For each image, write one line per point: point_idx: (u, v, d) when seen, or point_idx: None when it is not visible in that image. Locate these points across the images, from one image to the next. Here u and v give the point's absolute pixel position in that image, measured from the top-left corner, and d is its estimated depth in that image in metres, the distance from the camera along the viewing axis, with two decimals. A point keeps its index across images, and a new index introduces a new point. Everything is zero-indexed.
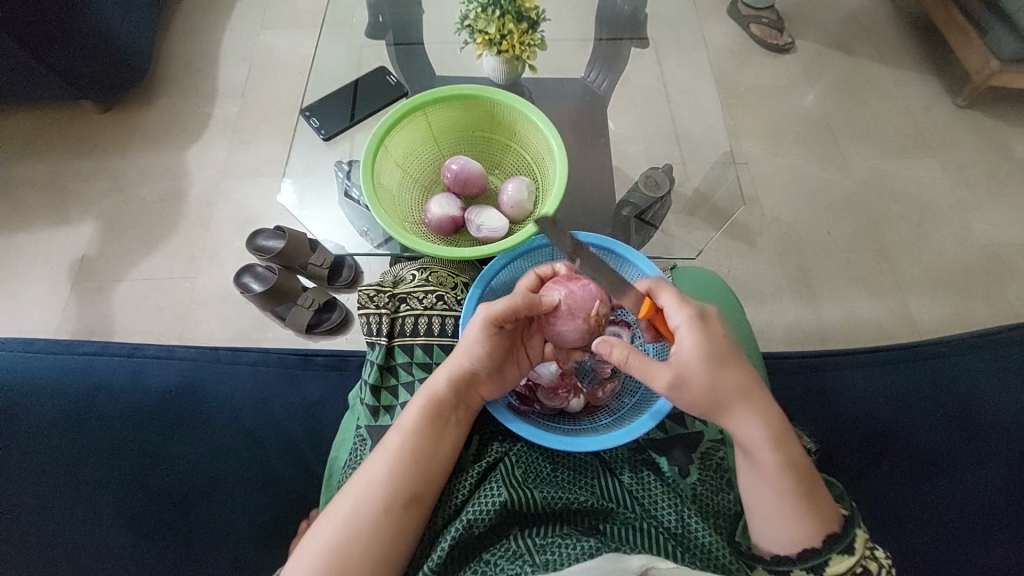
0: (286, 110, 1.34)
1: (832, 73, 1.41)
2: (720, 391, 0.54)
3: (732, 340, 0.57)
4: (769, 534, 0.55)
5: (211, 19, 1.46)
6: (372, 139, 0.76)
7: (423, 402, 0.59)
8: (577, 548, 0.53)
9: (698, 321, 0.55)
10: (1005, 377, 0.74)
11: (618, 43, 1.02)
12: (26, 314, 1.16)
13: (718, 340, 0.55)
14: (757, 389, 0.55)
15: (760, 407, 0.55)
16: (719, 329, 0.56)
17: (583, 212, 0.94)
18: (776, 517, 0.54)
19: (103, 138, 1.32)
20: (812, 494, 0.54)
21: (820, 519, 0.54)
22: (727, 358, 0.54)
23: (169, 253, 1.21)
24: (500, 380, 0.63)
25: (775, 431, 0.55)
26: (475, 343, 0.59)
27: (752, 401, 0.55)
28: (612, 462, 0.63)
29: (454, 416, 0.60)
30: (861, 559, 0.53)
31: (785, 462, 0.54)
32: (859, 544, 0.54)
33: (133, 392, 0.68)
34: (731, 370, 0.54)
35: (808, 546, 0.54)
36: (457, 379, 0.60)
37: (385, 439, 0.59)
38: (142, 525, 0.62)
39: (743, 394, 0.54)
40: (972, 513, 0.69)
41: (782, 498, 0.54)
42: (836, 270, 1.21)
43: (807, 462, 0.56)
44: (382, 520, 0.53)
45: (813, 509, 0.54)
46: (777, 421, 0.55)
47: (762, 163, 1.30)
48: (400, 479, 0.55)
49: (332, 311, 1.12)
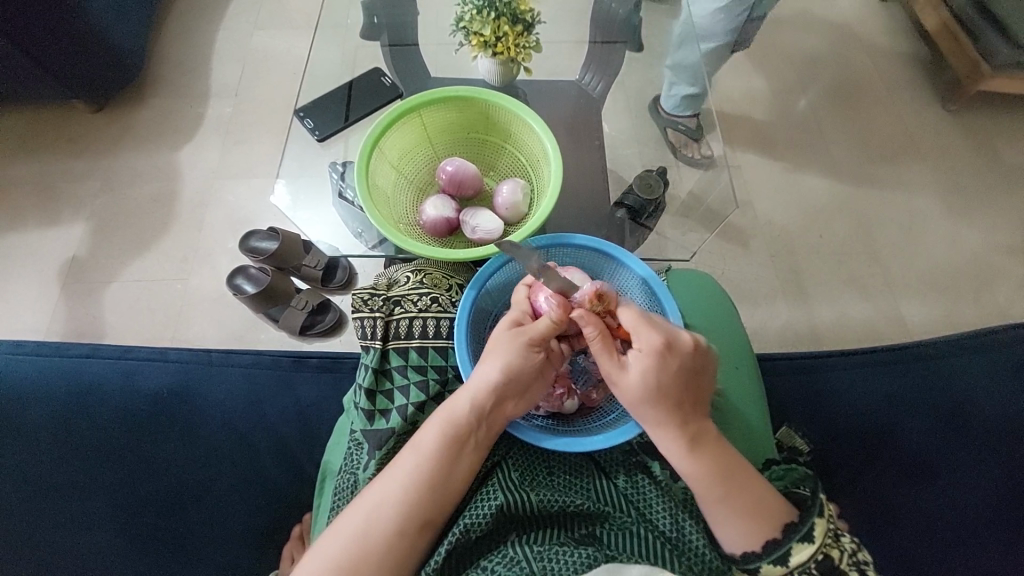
0: (280, 109, 1.34)
1: (824, 76, 1.42)
2: (633, 403, 0.56)
3: (688, 372, 0.57)
4: (734, 533, 0.55)
5: (204, 18, 1.45)
6: (368, 139, 0.76)
7: (440, 424, 0.58)
8: (575, 555, 0.53)
9: (658, 349, 0.56)
10: (997, 378, 0.75)
11: (612, 47, 1.03)
12: (15, 315, 1.15)
13: (665, 373, 0.56)
14: (694, 412, 0.57)
15: (694, 428, 0.56)
16: (674, 364, 0.56)
17: (577, 213, 0.95)
18: (734, 517, 0.55)
19: (94, 137, 1.31)
20: (756, 491, 0.55)
21: (769, 514, 0.55)
22: (668, 388, 0.55)
23: (162, 254, 1.20)
24: (525, 398, 0.60)
25: (706, 450, 0.56)
26: (507, 356, 0.59)
27: (678, 422, 0.56)
28: (607, 465, 0.63)
29: (473, 439, 0.58)
30: (822, 548, 0.53)
31: (702, 470, 0.55)
32: (819, 532, 0.54)
33: (125, 394, 0.67)
34: (665, 398, 0.55)
35: (770, 538, 0.54)
36: (482, 404, 0.58)
37: (399, 459, 0.58)
38: (134, 527, 0.62)
39: (670, 414, 0.56)
40: (965, 512, 0.70)
41: (727, 494, 0.55)
42: (828, 272, 1.22)
43: (741, 461, 0.57)
44: (387, 538, 0.53)
45: (762, 503, 0.55)
46: (698, 436, 0.56)
47: (755, 166, 1.31)
48: (418, 503, 0.55)
49: (326, 313, 1.11)
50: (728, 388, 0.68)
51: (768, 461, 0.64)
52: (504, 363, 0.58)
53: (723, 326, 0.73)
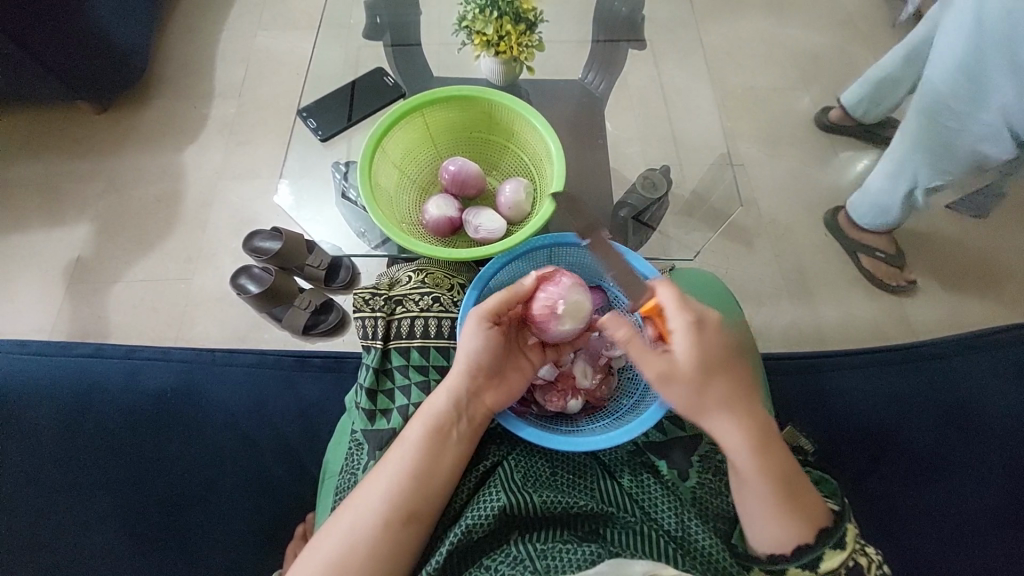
0: (284, 110, 1.34)
1: (829, 74, 1.41)
2: (692, 385, 0.53)
3: (730, 350, 0.55)
4: (772, 535, 0.54)
5: (208, 18, 1.45)
6: (370, 138, 0.76)
7: (425, 418, 0.59)
8: (578, 553, 0.53)
9: (692, 326, 0.54)
10: (1002, 376, 0.75)
11: (617, 45, 1.03)
12: (21, 316, 1.16)
13: (711, 348, 0.54)
14: (745, 401, 0.55)
15: (745, 415, 0.55)
16: (716, 338, 0.54)
17: (581, 213, 0.94)
18: (777, 519, 0.54)
19: (99, 138, 1.32)
20: (801, 494, 0.55)
21: (809, 517, 0.54)
22: (717, 365, 0.54)
23: (165, 254, 1.21)
24: (506, 386, 0.62)
25: (755, 435, 0.54)
26: (475, 347, 0.58)
27: (732, 403, 0.54)
28: (612, 465, 0.62)
29: (456, 431, 0.59)
30: (851, 554, 0.54)
31: (766, 470, 0.54)
32: (849, 538, 0.55)
33: (129, 393, 0.67)
34: (712, 373, 0.54)
35: (802, 543, 0.54)
36: (459, 393, 0.59)
37: (389, 455, 0.58)
38: (139, 526, 0.62)
39: (722, 393, 0.54)
40: (973, 513, 0.69)
41: (779, 499, 0.54)
42: (833, 271, 1.21)
43: (795, 466, 0.56)
44: (379, 535, 0.53)
45: (807, 509, 0.54)
46: (759, 437, 0.54)
47: (759, 165, 1.30)
48: (402, 497, 0.55)
49: (329, 313, 1.11)
50: None
51: None
52: (468, 349, 0.59)
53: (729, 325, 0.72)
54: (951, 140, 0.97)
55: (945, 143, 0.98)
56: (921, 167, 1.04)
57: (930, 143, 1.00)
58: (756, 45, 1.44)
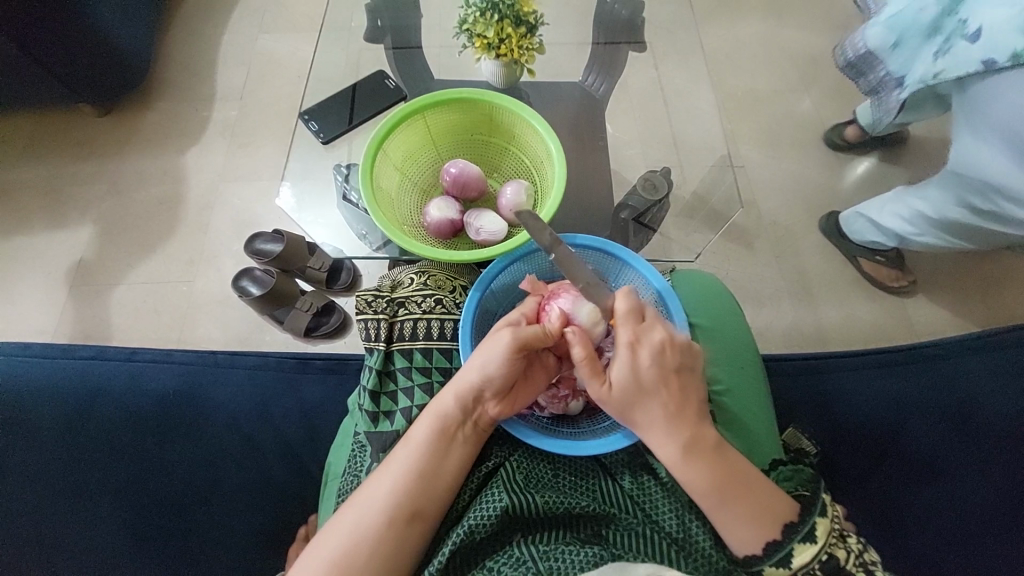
0: (284, 113, 1.34)
1: (829, 76, 1.41)
2: (619, 405, 0.56)
3: (662, 369, 0.56)
4: (739, 536, 0.55)
5: (209, 22, 1.46)
6: (371, 142, 0.76)
7: (430, 419, 0.59)
8: (581, 554, 0.54)
9: (630, 345, 0.56)
10: (999, 376, 0.75)
11: (616, 48, 1.02)
12: (23, 318, 1.16)
13: (640, 367, 0.56)
14: (682, 419, 0.56)
15: (681, 431, 0.56)
16: (646, 358, 0.56)
17: (582, 215, 0.94)
18: (741, 519, 0.54)
19: (100, 141, 1.32)
20: (760, 494, 0.55)
21: (772, 513, 0.54)
22: (646, 385, 0.56)
23: (168, 257, 1.21)
24: (511, 400, 0.60)
25: (691, 447, 0.55)
26: (494, 360, 0.57)
27: (662, 420, 0.56)
28: (611, 466, 0.63)
29: (461, 433, 0.59)
30: (825, 547, 0.54)
31: (699, 480, 0.55)
32: (820, 532, 0.54)
33: (130, 396, 0.67)
34: (643, 392, 0.56)
35: (770, 539, 0.54)
36: (466, 397, 0.59)
37: (393, 455, 0.58)
38: (141, 528, 0.62)
39: (652, 413, 0.56)
40: (970, 512, 0.70)
41: (722, 502, 0.54)
42: (834, 271, 1.22)
43: (744, 465, 0.56)
44: (384, 535, 0.54)
45: (767, 504, 0.55)
46: (685, 446, 0.55)
47: (760, 166, 1.31)
48: (408, 497, 0.55)
49: (331, 315, 1.12)
50: (740, 388, 0.68)
51: (773, 462, 0.64)
52: (491, 363, 0.57)
53: (729, 323, 0.73)
54: (972, 215, 0.92)
55: (963, 220, 0.94)
56: (932, 228, 1.00)
57: (945, 211, 0.95)
58: (755, 47, 1.44)
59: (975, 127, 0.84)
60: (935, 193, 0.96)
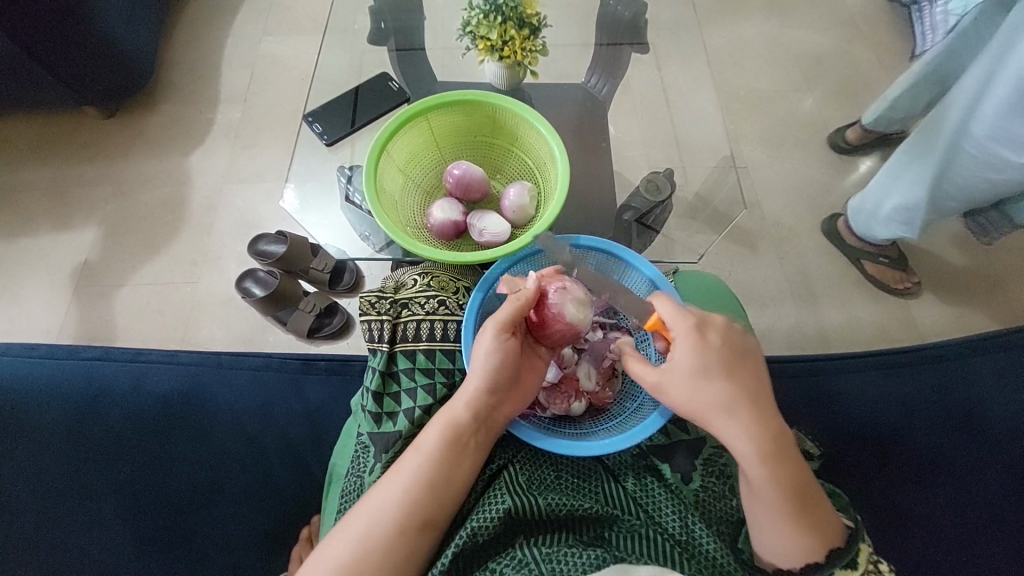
0: (287, 115, 1.35)
1: (832, 76, 1.41)
2: (699, 394, 0.55)
3: (733, 355, 0.57)
4: (784, 548, 0.54)
5: (213, 24, 1.46)
6: (375, 145, 0.76)
7: (442, 425, 0.59)
8: (583, 557, 0.54)
9: (695, 331, 0.57)
10: (1004, 379, 0.75)
11: (618, 48, 1.02)
12: (28, 319, 1.17)
13: (711, 349, 0.56)
14: (762, 412, 0.55)
15: (759, 422, 0.55)
16: (715, 341, 0.57)
17: (584, 216, 0.94)
18: (788, 531, 0.54)
19: (104, 143, 1.33)
20: (818, 512, 0.54)
21: (823, 532, 0.54)
22: (723, 371, 0.56)
23: (172, 257, 1.22)
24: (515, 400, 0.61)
25: (772, 446, 0.54)
26: (485, 359, 0.58)
27: (745, 412, 0.55)
28: (615, 468, 0.64)
29: (474, 441, 0.59)
30: (863, 573, 0.55)
31: (782, 484, 0.53)
32: (862, 559, 0.55)
33: (134, 398, 0.67)
34: (718, 377, 0.55)
35: (814, 560, 0.54)
36: (478, 405, 0.59)
37: (403, 460, 0.58)
38: (144, 529, 0.62)
39: (736, 404, 0.55)
40: (971, 513, 0.69)
41: (792, 514, 0.53)
42: (836, 272, 1.22)
43: (811, 479, 0.55)
44: (393, 542, 0.54)
45: (823, 528, 0.54)
46: (772, 444, 0.54)
47: (763, 167, 1.31)
48: (419, 504, 0.56)
49: (333, 316, 1.12)
50: None
51: None
52: (488, 364, 0.58)
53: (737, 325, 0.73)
54: (959, 186, 0.92)
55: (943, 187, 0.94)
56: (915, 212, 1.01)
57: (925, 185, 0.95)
58: (759, 48, 1.44)
59: (988, 73, 0.79)
60: (915, 172, 0.96)
